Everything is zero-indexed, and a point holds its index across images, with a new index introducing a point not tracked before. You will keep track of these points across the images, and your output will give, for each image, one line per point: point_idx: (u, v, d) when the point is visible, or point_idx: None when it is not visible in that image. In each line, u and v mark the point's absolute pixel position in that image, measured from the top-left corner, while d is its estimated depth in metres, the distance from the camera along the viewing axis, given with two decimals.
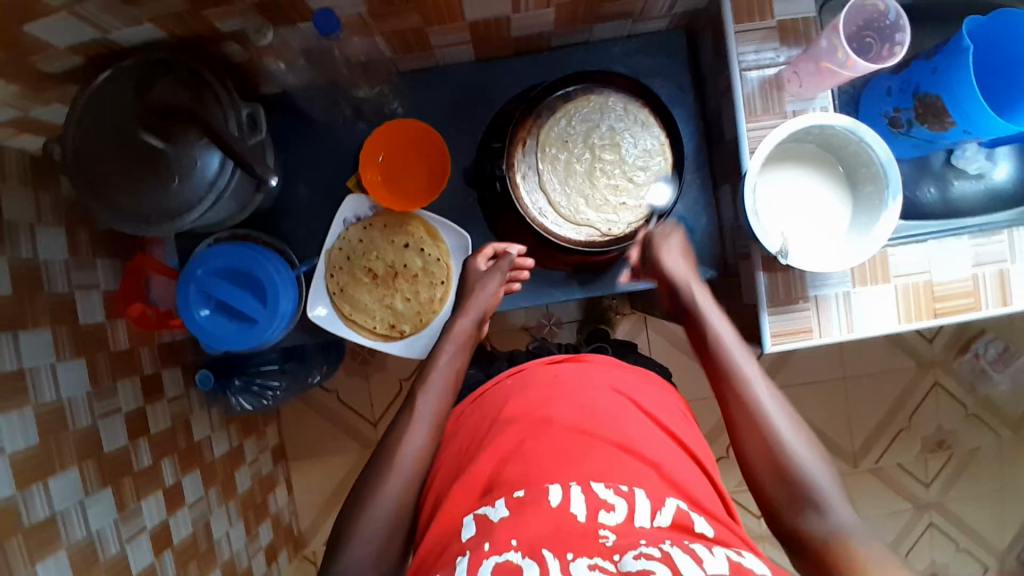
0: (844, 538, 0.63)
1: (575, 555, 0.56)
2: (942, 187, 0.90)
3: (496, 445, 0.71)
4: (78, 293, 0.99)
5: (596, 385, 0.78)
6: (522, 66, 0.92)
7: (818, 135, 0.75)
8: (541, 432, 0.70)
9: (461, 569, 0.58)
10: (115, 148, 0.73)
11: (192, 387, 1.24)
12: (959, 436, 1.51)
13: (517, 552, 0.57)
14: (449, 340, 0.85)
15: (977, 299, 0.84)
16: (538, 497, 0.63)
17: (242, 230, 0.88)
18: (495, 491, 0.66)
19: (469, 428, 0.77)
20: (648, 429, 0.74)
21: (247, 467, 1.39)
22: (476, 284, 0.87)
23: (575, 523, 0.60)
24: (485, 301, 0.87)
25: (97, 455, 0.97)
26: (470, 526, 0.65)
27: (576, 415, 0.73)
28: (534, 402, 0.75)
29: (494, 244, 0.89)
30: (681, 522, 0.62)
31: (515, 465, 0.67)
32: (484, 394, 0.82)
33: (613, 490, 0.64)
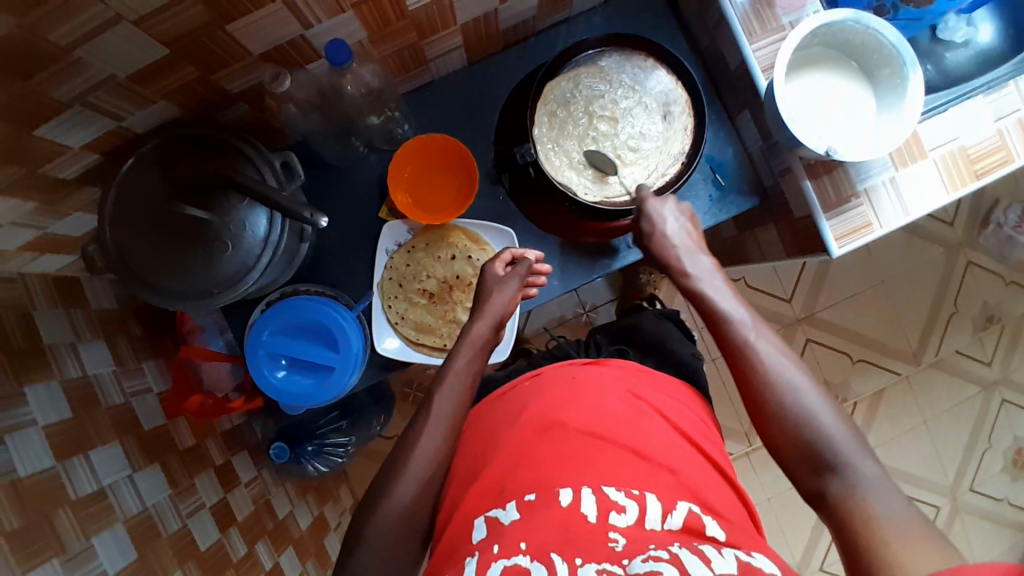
0: (853, 491, 0.63)
1: (584, 560, 0.57)
2: (936, 62, 0.93)
3: (513, 452, 0.71)
4: (134, 400, 0.96)
5: (612, 388, 0.78)
6: (512, 57, 0.93)
7: (825, 35, 0.77)
8: (557, 437, 0.71)
9: (470, 570, 0.59)
10: (158, 232, 0.71)
11: (262, 467, 1.21)
12: (1005, 307, 1.52)
13: (525, 556, 0.58)
14: (463, 346, 0.81)
15: (1008, 151, 0.85)
16: (549, 500, 0.64)
17: (291, 286, 0.87)
18: (506, 493, 0.67)
19: (479, 441, 0.77)
20: (661, 424, 0.75)
21: (334, 533, 1.35)
22: (493, 290, 0.84)
23: (586, 523, 0.61)
24: (501, 306, 0.84)
25: (196, 555, 0.93)
26: (481, 527, 0.65)
27: (591, 418, 0.73)
28: (551, 409, 0.75)
29: (511, 249, 0.87)
30: (693, 526, 0.63)
31: (527, 471, 0.68)
32: (505, 395, 0.82)
33: (625, 492, 0.64)
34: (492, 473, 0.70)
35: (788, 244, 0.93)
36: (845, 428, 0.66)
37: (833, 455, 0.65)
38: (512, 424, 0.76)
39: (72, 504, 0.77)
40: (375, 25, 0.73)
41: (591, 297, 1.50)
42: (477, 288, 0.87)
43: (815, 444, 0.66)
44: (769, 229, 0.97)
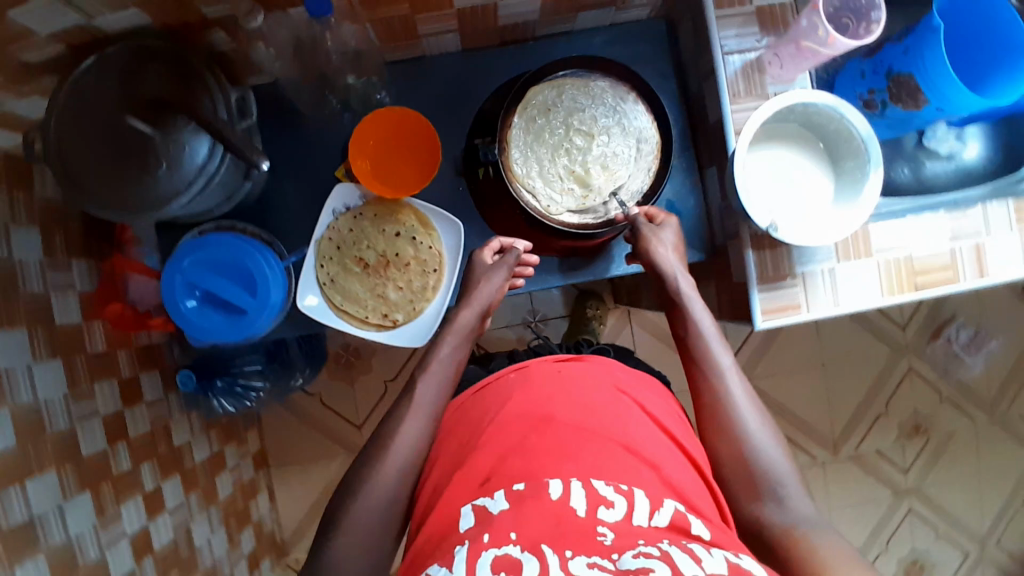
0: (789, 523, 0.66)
1: (573, 552, 0.56)
2: (915, 167, 0.94)
3: (496, 443, 0.71)
4: (55, 295, 0.96)
5: (600, 383, 0.78)
6: (507, 54, 0.93)
7: (801, 113, 0.78)
8: (547, 430, 0.71)
9: (459, 559, 0.58)
10: (101, 141, 0.71)
11: (171, 392, 1.20)
12: (934, 420, 1.55)
13: (516, 546, 0.57)
14: (452, 332, 0.84)
15: (955, 271, 0.87)
16: (538, 491, 0.63)
17: (228, 221, 0.86)
18: (493, 485, 0.67)
19: (464, 424, 0.78)
20: (649, 428, 0.74)
21: (229, 473, 1.37)
22: (482, 278, 0.86)
23: (574, 518, 0.60)
24: (489, 295, 0.87)
25: (75, 459, 0.94)
26: (468, 516, 0.64)
27: (581, 415, 0.72)
28: (537, 401, 0.74)
29: (500, 238, 0.90)
30: (679, 525, 0.62)
31: (516, 462, 0.68)
32: (487, 387, 0.81)
33: (613, 488, 0.64)
34: (479, 463, 0.70)
35: (721, 306, 0.94)
36: (793, 474, 0.70)
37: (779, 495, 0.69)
38: (499, 413, 0.75)
39: None
40: None
41: (544, 308, 1.51)
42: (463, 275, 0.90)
43: (763, 488, 0.70)
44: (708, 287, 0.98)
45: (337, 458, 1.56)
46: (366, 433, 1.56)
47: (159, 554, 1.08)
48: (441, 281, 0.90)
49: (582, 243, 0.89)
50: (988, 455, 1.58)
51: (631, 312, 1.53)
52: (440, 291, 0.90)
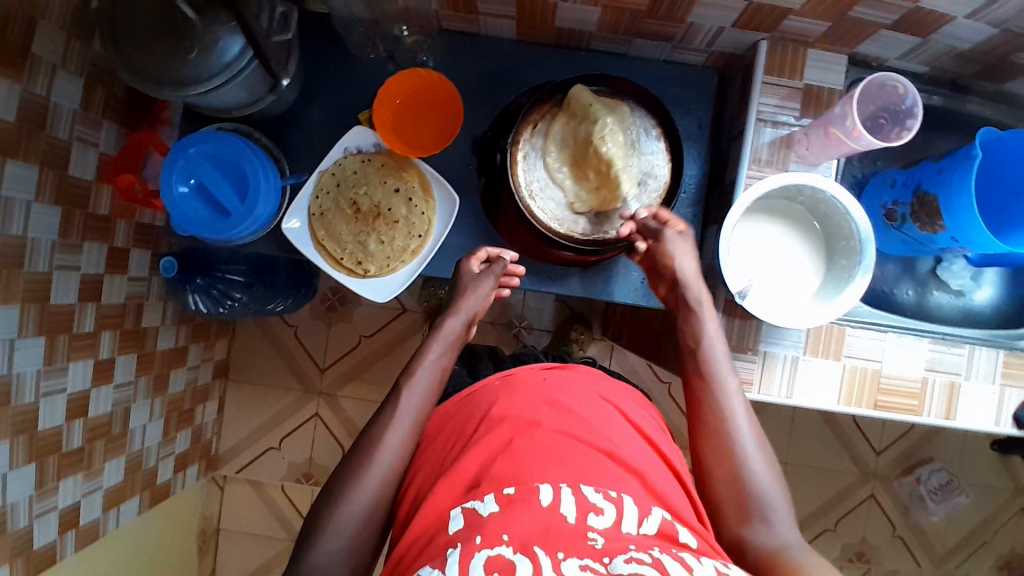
0: (769, 527, 0.67)
1: (565, 555, 0.55)
2: (921, 293, 0.93)
3: (483, 443, 0.69)
4: (76, 146, 1.01)
5: (586, 394, 0.76)
6: (558, 57, 0.94)
7: (808, 198, 0.77)
8: (530, 433, 0.68)
9: (450, 560, 0.55)
10: (150, 12, 0.75)
11: (155, 274, 1.25)
12: (879, 554, 1.50)
13: (509, 548, 0.55)
14: (437, 339, 0.84)
15: (919, 403, 0.85)
16: (528, 496, 0.61)
17: (245, 127, 0.90)
18: (481, 486, 0.64)
19: (456, 423, 0.76)
20: (632, 439, 0.73)
21: (186, 371, 1.40)
22: (469, 288, 0.87)
23: (564, 525, 0.58)
24: (476, 305, 0.87)
25: (42, 303, 0.98)
26: (457, 518, 0.62)
27: (566, 421, 0.71)
28: (523, 405, 0.73)
29: (488, 248, 0.90)
30: (667, 532, 0.61)
31: (502, 463, 0.65)
32: (472, 394, 0.79)
33: (602, 495, 0.62)
34: (468, 464, 0.67)
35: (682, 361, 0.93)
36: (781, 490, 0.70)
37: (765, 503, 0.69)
38: (486, 417, 0.73)
39: None
40: None
41: (531, 316, 1.50)
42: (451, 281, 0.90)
43: (754, 503, 0.69)
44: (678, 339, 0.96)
45: (292, 392, 1.58)
46: (326, 378, 1.58)
47: (91, 420, 1.11)
48: (422, 248, 0.92)
49: (579, 259, 0.90)
50: None
51: (614, 347, 1.52)
52: (419, 257, 0.92)
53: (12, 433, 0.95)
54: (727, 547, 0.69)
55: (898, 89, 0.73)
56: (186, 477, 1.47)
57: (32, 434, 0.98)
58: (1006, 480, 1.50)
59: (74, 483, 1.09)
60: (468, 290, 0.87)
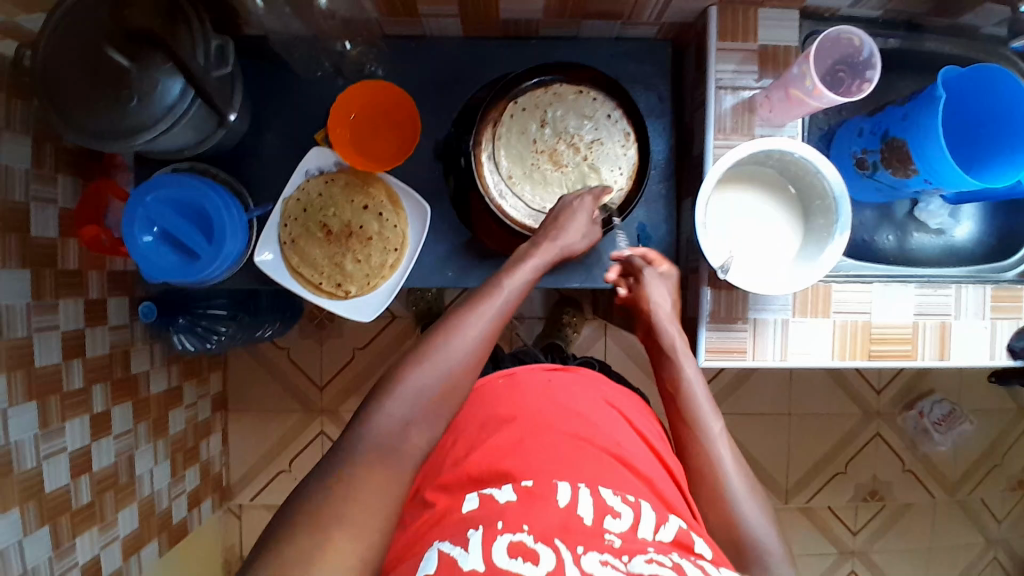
0: None
1: (585, 549, 0.54)
2: (901, 237, 0.93)
3: (493, 442, 0.69)
4: (34, 205, 0.99)
5: (592, 397, 0.77)
6: (509, 48, 0.92)
7: (778, 161, 0.76)
8: (540, 434, 0.69)
9: (471, 540, 0.54)
10: (81, 64, 0.72)
11: (137, 320, 1.23)
12: (892, 489, 1.52)
13: (529, 536, 0.55)
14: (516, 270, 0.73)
15: (913, 347, 0.85)
16: (546, 491, 0.61)
17: (201, 164, 0.87)
18: (494, 480, 0.64)
19: (465, 421, 0.76)
20: (635, 440, 0.74)
21: (184, 410, 1.39)
22: (568, 226, 0.77)
23: (581, 525, 0.57)
24: (566, 242, 0.77)
25: (27, 368, 0.97)
26: (473, 500, 0.63)
27: (578, 423, 0.72)
28: (534, 407, 0.73)
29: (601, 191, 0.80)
30: (683, 541, 0.60)
31: (513, 460, 0.66)
32: (476, 390, 0.79)
33: (620, 498, 0.62)
34: (474, 460, 0.67)
35: None
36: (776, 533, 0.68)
37: (762, 551, 0.66)
38: (493, 418, 0.73)
39: None
40: None
41: (521, 306, 1.50)
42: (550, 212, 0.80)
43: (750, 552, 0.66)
44: None
45: (295, 414, 1.58)
46: (326, 395, 1.58)
47: (97, 475, 1.11)
48: (400, 262, 0.90)
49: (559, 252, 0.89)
50: (941, 536, 1.55)
51: (607, 326, 1.52)
52: (398, 271, 0.90)
53: (21, 501, 0.94)
54: None
55: (853, 41, 0.72)
56: (201, 513, 1.47)
57: (40, 499, 0.98)
58: (1007, 402, 1.52)
59: (91, 538, 1.09)
60: (562, 219, 0.78)
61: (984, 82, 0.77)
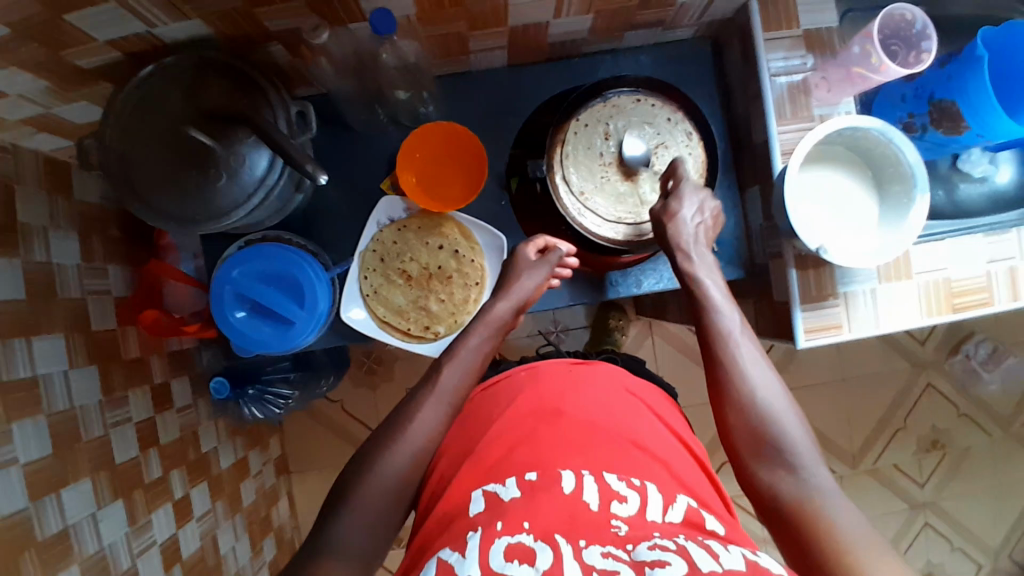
0: (806, 491, 0.64)
1: (587, 542, 0.58)
2: (949, 190, 0.96)
3: (506, 433, 0.73)
4: (91, 299, 0.97)
5: (609, 385, 0.80)
6: (552, 70, 0.94)
7: (848, 138, 0.79)
8: (555, 422, 0.73)
9: (471, 545, 0.59)
10: (162, 150, 0.72)
11: (199, 397, 1.21)
12: (951, 435, 1.56)
13: (529, 535, 0.59)
14: (483, 322, 0.84)
15: (990, 294, 0.89)
16: (550, 482, 0.65)
17: (274, 231, 0.87)
18: (503, 472, 0.68)
19: (482, 410, 0.80)
20: (659, 432, 0.77)
21: (252, 480, 1.36)
22: (522, 273, 0.85)
23: (588, 512, 0.62)
24: (528, 291, 0.85)
25: (109, 467, 0.94)
26: (478, 501, 0.66)
27: (590, 409, 0.75)
28: (547, 395, 0.77)
29: (546, 236, 0.88)
30: (693, 519, 0.64)
31: (524, 452, 0.70)
32: (498, 383, 0.83)
33: (626, 483, 0.65)
34: (490, 453, 0.72)
35: (759, 324, 0.94)
36: (808, 443, 0.68)
37: (791, 456, 0.67)
38: (510, 405, 0.77)
39: (3, 385, 0.78)
40: (427, 7, 0.72)
41: (566, 319, 1.51)
42: (503, 267, 0.88)
43: (779, 455, 0.68)
44: (744, 304, 0.98)
45: None
46: None
47: (187, 562, 1.08)
48: (482, 295, 0.91)
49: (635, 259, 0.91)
50: (1004, 472, 1.59)
51: (652, 324, 1.53)
52: (481, 303, 0.91)
53: None
54: (759, 503, 0.67)
55: (906, 16, 0.76)
56: None
57: None
58: None
59: None
60: (516, 272, 0.86)
61: (998, 47, 0.83)
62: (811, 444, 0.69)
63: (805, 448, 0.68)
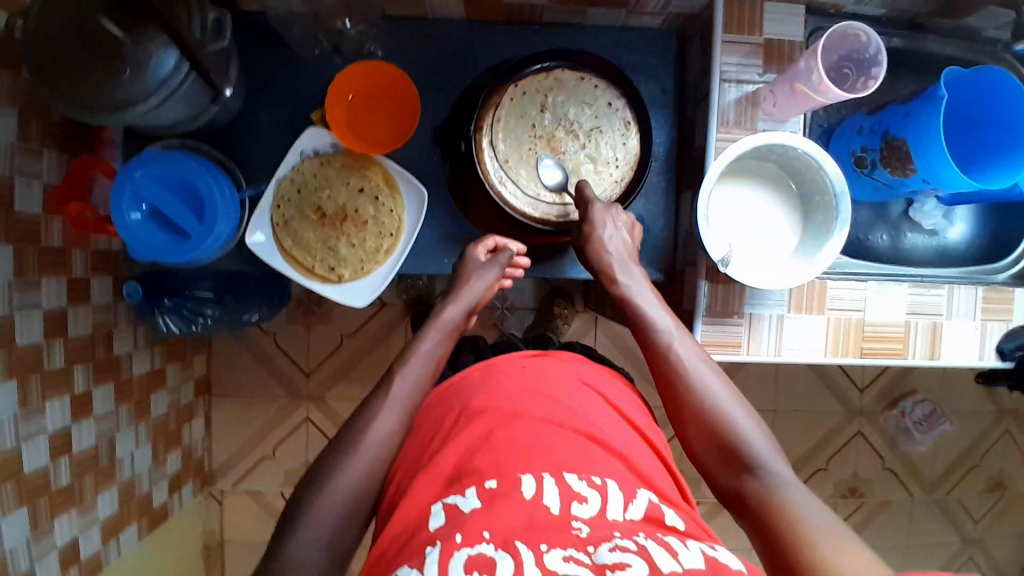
0: (765, 482, 0.61)
1: (548, 546, 0.51)
2: (895, 236, 0.94)
3: (460, 438, 0.65)
4: (18, 180, 0.89)
5: (566, 378, 0.73)
6: (511, 32, 0.90)
7: (781, 156, 0.77)
8: (510, 423, 0.64)
9: (429, 559, 0.51)
10: (74, 37, 0.69)
11: (120, 300, 1.15)
12: (872, 487, 1.54)
13: (490, 545, 0.51)
14: (435, 326, 0.80)
15: (904, 346, 0.86)
16: (510, 489, 0.57)
17: (194, 140, 0.86)
18: (463, 481, 0.60)
19: (437, 415, 0.72)
20: (614, 421, 0.70)
21: (166, 393, 1.32)
22: (472, 274, 0.84)
23: (548, 516, 0.55)
24: (479, 292, 0.84)
25: (6, 345, 0.88)
26: (438, 515, 0.58)
27: (547, 407, 0.67)
28: (501, 394, 0.68)
29: (495, 236, 0.87)
30: (653, 515, 0.59)
31: (483, 455, 0.61)
32: (450, 387, 0.75)
33: (586, 482, 0.58)
34: (444, 458, 0.63)
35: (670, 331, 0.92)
36: (764, 434, 0.65)
37: (746, 451, 0.64)
38: (465, 410, 0.68)
39: None
40: None
41: (513, 296, 1.45)
42: (453, 267, 0.87)
43: (736, 453, 0.64)
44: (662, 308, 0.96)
45: (280, 400, 1.51)
46: (312, 382, 1.51)
47: (76, 457, 1.04)
48: (395, 247, 0.89)
49: (549, 240, 0.88)
50: (918, 533, 1.58)
51: (597, 319, 1.49)
52: (392, 256, 0.89)
53: None
54: (730, 503, 0.64)
55: (860, 38, 0.75)
56: (182, 496, 1.40)
57: (18, 480, 0.91)
58: (987, 407, 1.55)
59: (69, 519, 1.02)
60: (469, 277, 0.84)
61: (963, 90, 0.80)
62: (764, 432, 0.66)
63: (758, 441, 0.65)
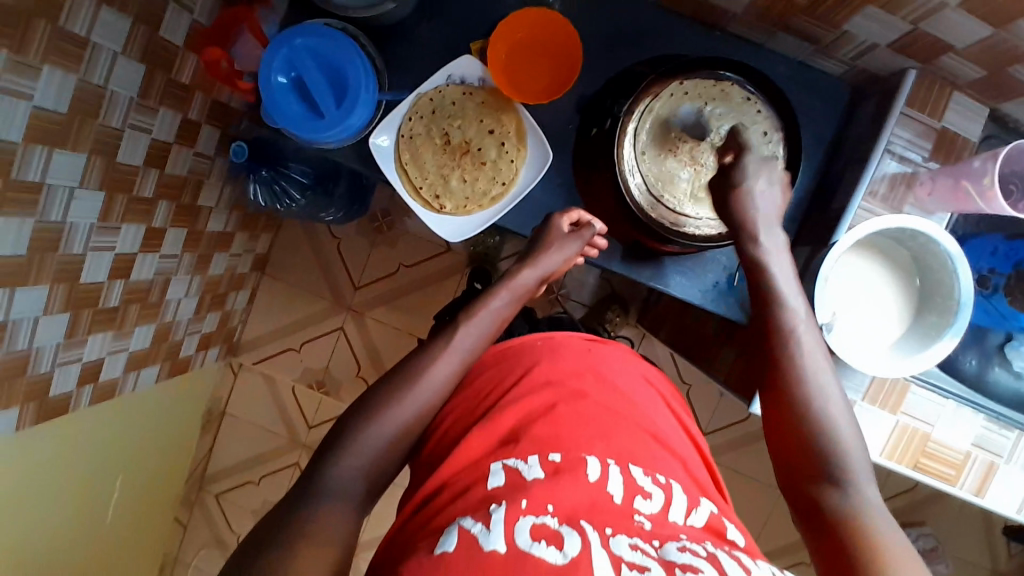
0: (848, 500, 0.61)
1: (613, 531, 0.53)
2: (982, 366, 0.85)
3: (526, 401, 0.67)
4: (171, 5, 0.88)
5: (630, 373, 0.74)
6: (689, 31, 0.89)
7: (918, 245, 0.74)
8: (578, 403, 0.66)
9: (494, 516, 0.51)
10: None
11: (218, 157, 1.16)
12: None
13: (554, 518, 0.52)
14: (506, 287, 0.80)
15: (956, 474, 0.83)
16: (575, 467, 0.59)
17: (353, 28, 0.86)
18: (521, 445, 0.61)
19: (495, 373, 0.73)
20: (676, 429, 0.72)
21: (227, 256, 1.34)
22: (553, 244, 0.83)
23: (611, 503, 0.56)
24: (556, 264, 0.83)
25: (109, 158, 0.86)
26: (497, 474, 0.59)
27: (613, 398, 0.69)
28: (568, 372, 0.70)
29: (580, 211, 0.86)
30: (714, 526, 0.59)
31: (544, 424, 0.64)
32: (512, 348, 0.75)
33: (651, 479, 0.60)
34: (505, 418, 0.65)
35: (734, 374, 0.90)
36: (859, 451, 0.65)
37: (836, 463, 0.64)
38: (528, 375, 0.70)
39: (57, 28, 0.70)
40: None
41: (571, 287, 1.41)
42: (536, 231, 0.85)
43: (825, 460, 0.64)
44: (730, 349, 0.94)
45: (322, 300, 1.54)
46: (358, 296, 1.53)
47: (130, 284, 1.03)
48: (501, 197, 0.88)
49: (653, 246, 0.87)
50: None
51: (644, 335, 1.43)
52: (496, 206, 0.88)
53: (54, 280, 0.84)
54: (799, 502, 0.65)
55: None
56: (205, 358, 1.44)
57: (73, 284, 0.89)
58: (987, 562, 1.51)
59: (102, 340, 1.01)
60: (546, 246, 0.83)
61: None
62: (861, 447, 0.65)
63: (852, 457, 0.64)
